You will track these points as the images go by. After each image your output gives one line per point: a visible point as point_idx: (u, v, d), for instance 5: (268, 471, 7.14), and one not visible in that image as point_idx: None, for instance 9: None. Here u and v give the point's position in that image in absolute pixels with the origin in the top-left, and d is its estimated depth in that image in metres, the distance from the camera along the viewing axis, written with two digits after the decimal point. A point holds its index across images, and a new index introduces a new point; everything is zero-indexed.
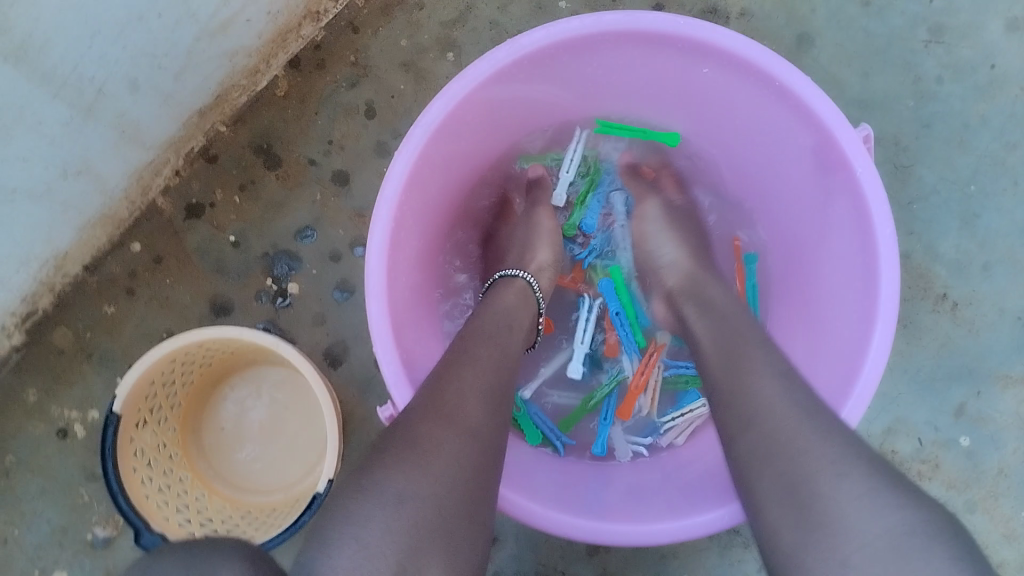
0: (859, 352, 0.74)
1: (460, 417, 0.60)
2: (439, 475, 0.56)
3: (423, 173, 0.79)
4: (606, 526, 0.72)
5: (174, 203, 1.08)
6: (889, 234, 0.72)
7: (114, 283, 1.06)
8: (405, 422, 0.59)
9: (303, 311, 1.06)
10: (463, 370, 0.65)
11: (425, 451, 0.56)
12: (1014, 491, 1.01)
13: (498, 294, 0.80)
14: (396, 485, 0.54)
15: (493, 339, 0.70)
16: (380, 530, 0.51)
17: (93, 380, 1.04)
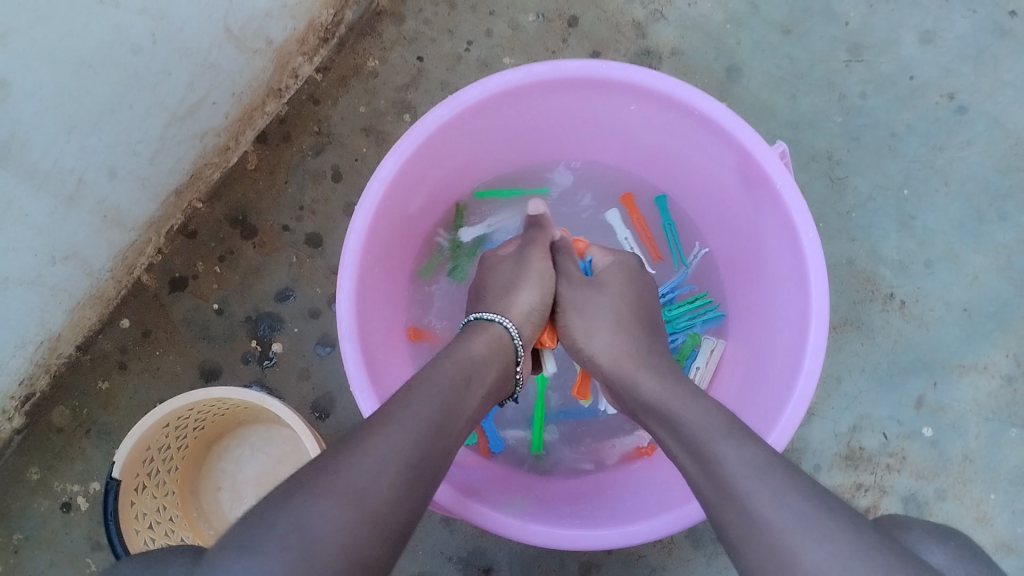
0: (799, 354, 0.78)
1: (361, 493, 0.55)
2: (317, 562, 0.50)
3: (382, 224, 0.85)
4: (569, 532, 0.75)
5: (159, 278, 1.14)
6: (813, 236, 0.78)
7: (107, 358, 1.11)
8: (292, 495, 0.54)
9: (289, 367, 1.11)
10: (377, 437, 0.60)
11: (306, 535, 0.51)
12: (980, 475, 1.03)
13: (467, 344, 0.78)
14: (257, 568, 0.48)
15: (434, 400, 0.66)
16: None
17: (92, 452, 1.08)
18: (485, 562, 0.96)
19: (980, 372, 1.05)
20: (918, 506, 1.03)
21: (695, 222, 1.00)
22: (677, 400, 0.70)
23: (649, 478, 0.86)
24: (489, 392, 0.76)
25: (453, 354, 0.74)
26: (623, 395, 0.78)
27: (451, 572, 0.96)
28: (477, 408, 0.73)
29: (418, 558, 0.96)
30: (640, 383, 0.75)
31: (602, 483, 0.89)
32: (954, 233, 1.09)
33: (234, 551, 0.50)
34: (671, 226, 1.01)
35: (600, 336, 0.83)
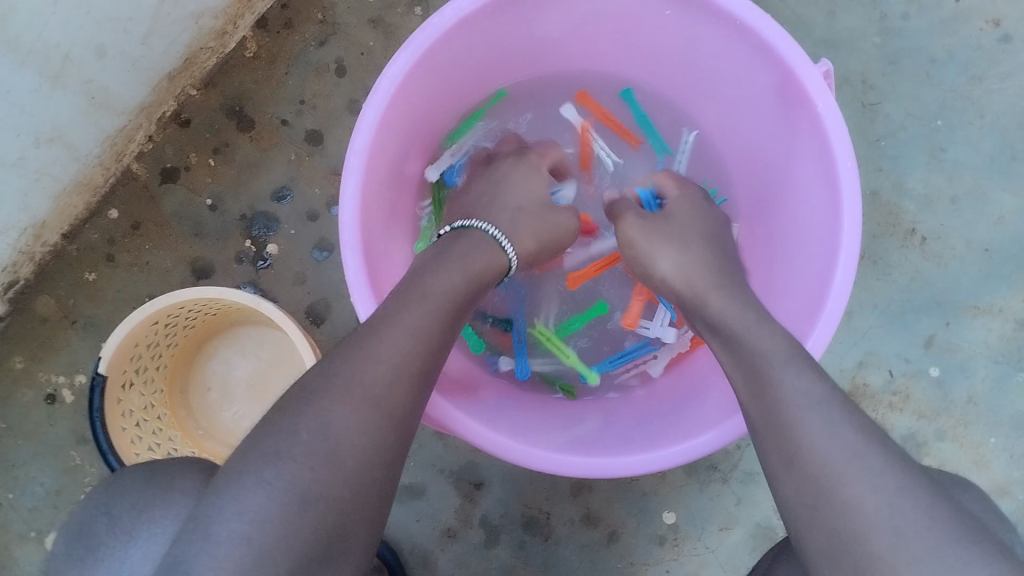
0: (825, 282, 0.74)
1: (375, 400, 0.59)
2: (341, 466, 0.56)
3: (391, 125, 0.79)
4: (572, 459, 0.72)
5: (150, 168, 1.08)
6: (850, 159, 0.72)
7: (95, 249, 1.07)
8: (311, 400, 0.58)
9: (284, 269, 1.07)
10: (385, 343, 0.62)
11: (329, 442, 0.56)
12: (983, 419, 1.00)
13: (465, 246, 0.75)
14: (288, 475, 0.54)
15: (435, 307, 0.67)
16: (261, 520, 0.52)
17: (79, 345, 1.05)
18: (476, 477, 0.95)
19: (993, 315, 1.02)
20: (916, 445, 1.00)
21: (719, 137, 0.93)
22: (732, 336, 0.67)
23: (654, 411, 0.84)
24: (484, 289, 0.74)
25: (458, 258, 0.72)
26: (692, 314, 0.75)
27: (442, 486, 0.95)
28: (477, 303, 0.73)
29: (409, 470, 0.95)
30: (709, 303, 0.73)
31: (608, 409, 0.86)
32: (985, 170, 1.03)
33: (263, 454, 0.55)
34: (644, 119, 0.97)
35: (668, 252, 0.79)
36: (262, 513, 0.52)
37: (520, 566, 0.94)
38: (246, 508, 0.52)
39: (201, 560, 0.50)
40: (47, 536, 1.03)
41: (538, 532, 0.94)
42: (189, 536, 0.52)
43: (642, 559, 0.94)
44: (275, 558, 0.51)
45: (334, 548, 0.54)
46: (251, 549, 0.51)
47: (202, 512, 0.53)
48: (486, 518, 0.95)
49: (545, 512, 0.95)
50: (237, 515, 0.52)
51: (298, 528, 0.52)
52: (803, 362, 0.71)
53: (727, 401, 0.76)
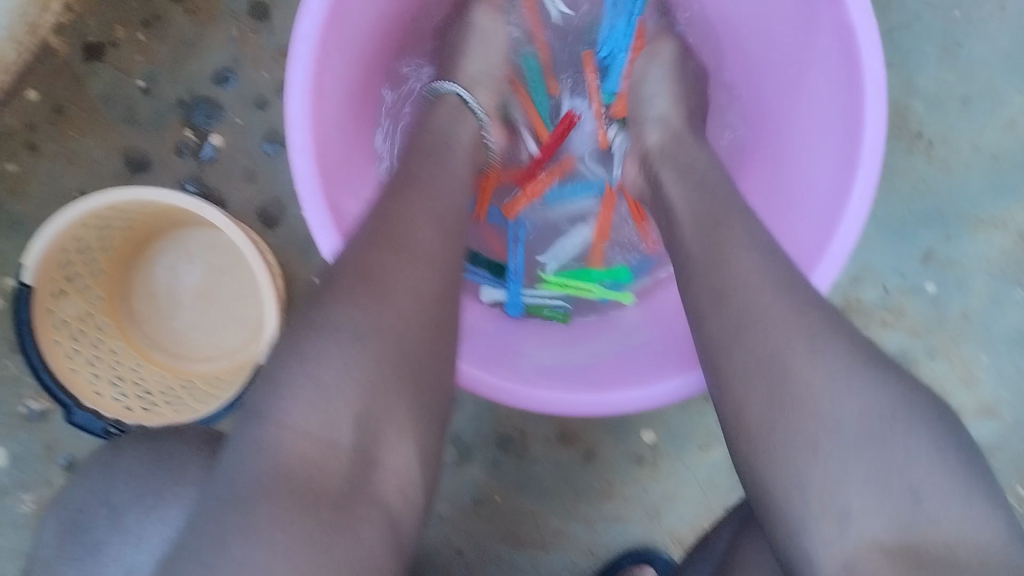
0: (844, 191, 0.67)
1: (415, 248, 0.56)
2: (396, 309, 0.52)
3: (347, 7, 0.68)
4: (570, 396, 0.68)
5: (70, 43, 0.95)
6: (879, 47, 0.64)
7: (14, 137, 0.95)
8: (352, 253, 0.54)
9: (232, 165, 0.96)
10: (412, 199, 0.59)
11: (379, 287, 0.52)
12: (975, 337, 0.97)
13: (459, 114, 0.73)
14: (345, 320, 0.50)
15: (443, 167, 0.64)
16: (328, 365, 0.49)
17: (4, 247, 0.95)
18: None
19: (996, 227, 0.97)
20: (906, 362, 0.97)
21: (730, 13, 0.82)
22: None
23: (635, 337, 0.78)
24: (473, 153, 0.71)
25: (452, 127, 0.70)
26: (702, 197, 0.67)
27: None
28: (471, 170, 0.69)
29: None
30: None
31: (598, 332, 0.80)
32: (1001, 67, 0.95)
33: (311, 308, 0.52)
34: None
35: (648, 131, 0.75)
36: (326, 360, 0.49)
37: (493, 483, 0.91)
38: (313, 355, 0.49)
39: (273, 409, 0.47)
40: None
41: (511, 451, 0.91)
42: (258, 392, 0.49)
43: (619, 478, 0.91)
44: (347, 400, 0.48)
45: (407, 394, 0.51)
46: (322, 396, 0.48)
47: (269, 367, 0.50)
48: (458, 436, 0.91)
49: (520, 430, 0.91)
50: (303, 360, 0.49)
51: (364, 370, 0.49)
52: (818, 284, 0.65)
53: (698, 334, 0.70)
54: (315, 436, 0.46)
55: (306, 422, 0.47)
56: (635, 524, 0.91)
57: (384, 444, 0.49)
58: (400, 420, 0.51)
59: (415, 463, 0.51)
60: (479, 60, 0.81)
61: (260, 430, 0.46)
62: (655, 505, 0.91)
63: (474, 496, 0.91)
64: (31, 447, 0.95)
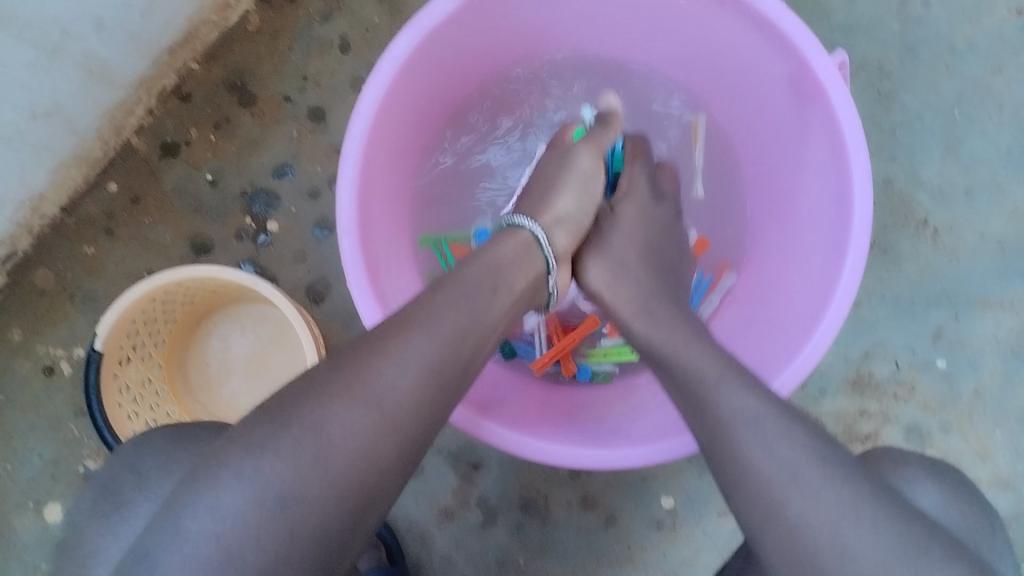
0: (822, 302, 0.72)
1: (379, 399, 0.54)
2: (330, 471, 0.50)
3: (392, 110, 0.78)
4: (595, 452, 0.71)
5: (150, 142, 1.07)
6: (868, 174, 0.71)
7: (93, 222, 1.06)
8: (310, 393, 0.53)
9: (284, 248, 1.05)
10: (402, 343, 0.57)
11: (320, 441, 0.50)
12: (990, 413, 0.99)
13: (496, 249, 0.70)
14: (266, 473, 0.48)
15: (457, 305, 0.62)
16: (232, 522, 0.47)
17: (77, 319, 1.04)
18: (474, 458, 0.94)
19: (1005, 309, 1.00)
20: (921, 437, 0.99)
21: (728, 121, 0.91)
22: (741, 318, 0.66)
23: (658, 398, 0.81)
24: (516, 302, 0.68)
25: (478, 258, 0.67)
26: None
27: (440, 466, 0.94)
28: (502, 318, 0.66)
29: None
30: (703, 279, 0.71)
31: (624, 398, 0.84)
32: (999, 160, 1.02)
33: (242, 450, 0.50)
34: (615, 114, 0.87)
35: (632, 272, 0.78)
36: (235, 514, 0.47)
37: (518, 550, 0.94)
38: (223, 507, 0.47)
39: (165, 563, 0.46)
40: (45, 507, 1.01)
41: (535, 514, 0.94)
42: (162, 532, 0.47)
43: (639, 543, 0.93)
44: (242, 570, 0.46)
45: (309, 568, 0.48)
46: (221, 554, 0.46)
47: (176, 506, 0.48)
48: (484, 499, 0.94)
49: (543, 494, 0.94)
50: (211, 511, 0.47)
51: (270, 536, 0.47)
52: (774, 397, 0.69)
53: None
54: None
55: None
56: None
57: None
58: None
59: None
60: (571, 200, 0.78)
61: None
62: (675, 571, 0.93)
63: (499, 559, 0.93)
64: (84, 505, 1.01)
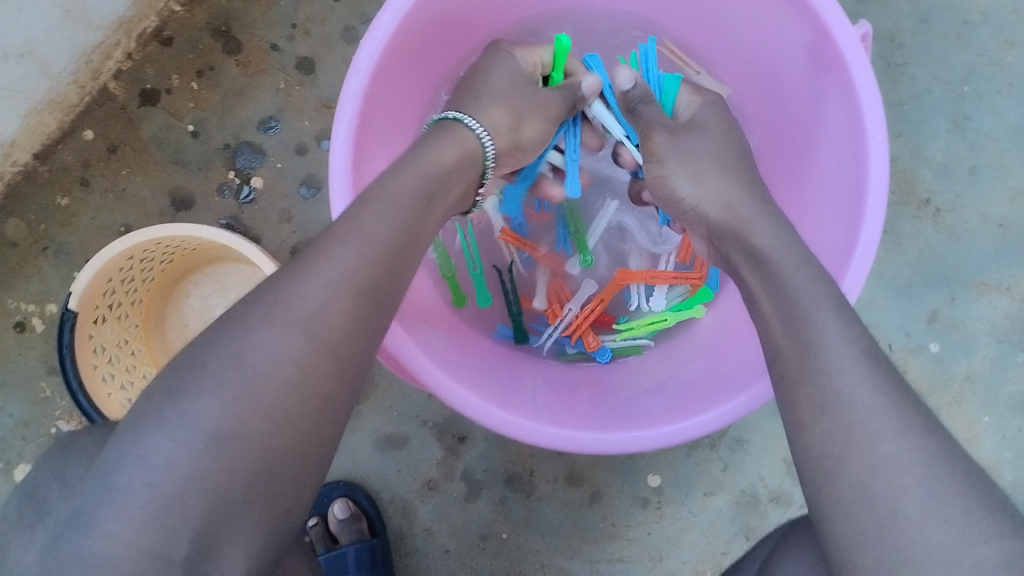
0: (836, 276, 0.70)
1: (305, 320, 0.50)
2: (263, 398, 0.47)
3: (391, 66, 0.73)
4: (583, 436, 0.69)
5: (128, 88, 1.02)
6: (885, 157, 0.68)
7: (68, 172, 1.01)
8: (228, 331, 0.49)
9: (269, 206, 1.01)
10: (324, 259, 0.53)
11: (244, 371, 0.47)
12: (979, 397, 0.99)
13: (435, 152, 0.65)
14: (193, 412, 0.45)
15: (391, 215, 0.58)
16: (165, 465, 0.43)
17: (50, 274, 1.00)
18: (460, 431, 0.93)
19: (1002, 292, 0.99)
20: None
21: (739, 82, 0.87)
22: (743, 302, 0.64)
23: (651, 385, 0.80)
24: (447, 211, 0.66)
25: (418, 162, 0.63)
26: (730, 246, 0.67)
27: (425, 438, 0.93)
28: (435, 229, 0.64)
29: (392, 419, 0.93)
30: None
31: (621, 378, 0.83)
32: (1008, 140, 0.99)
33: (163, 398, 0.46)
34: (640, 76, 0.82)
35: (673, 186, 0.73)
36: (167, 459, 0.43)
37: (501, 524, 0.93)
38: (153, 456, 0.43)
39: (100, 516, 0.41)
40: (14, 468, 0.99)
41: (520, 489, 0.93)
42: (90, 490, 0.43)
43: (624, 521, 0.93)
44: (185, 513, 0.42)
45: (257, 500, 0.45)
46: (158, 500, 0.42)
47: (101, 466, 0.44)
48: (468, 471, 0.93)
49: (529, 469, 0.93)
50: (138, 461, 0.43)
51: (208, 476, 0.43)
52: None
53: (728, 378, 0.73)
54: (142, 552, 0.40)
55: (136, 533, 0.40)
56: (638, 566, 0.93)
57: (220, 564, 0.43)
58: (241, 535, 0.44)
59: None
60: (537, 124, 0.75)
61: (83, 533, 0.40)
62: (658, 549, 0.93)
63: (481, 532, 0.93)
64: None
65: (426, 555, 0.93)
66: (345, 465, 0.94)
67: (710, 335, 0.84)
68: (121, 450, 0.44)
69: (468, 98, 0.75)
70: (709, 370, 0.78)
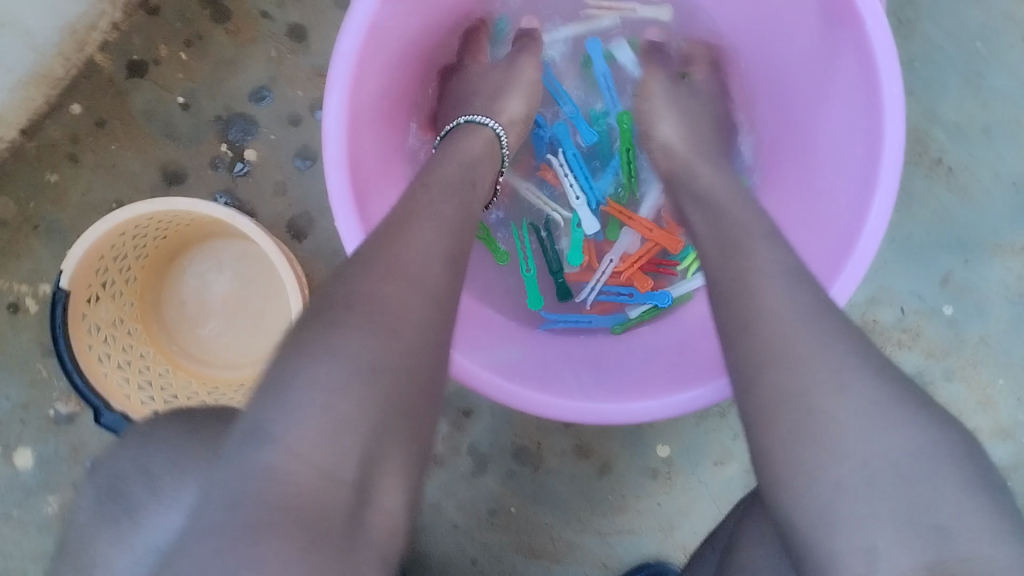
0: (853, 232, 0.68)
1: (419, 279, 0.52)
2: (406, 341, 0.48)
3: (386, 23, 0.70)
4: (591, 405, 0.68)
5: (116, 59, 0.99)
6: (902, 113, 0.65)
7: (56, 148, 0.98)
8: (340, 288, 0.50)
9: (263, 179, 0.99)
10: (425, 223, 0.55)
11: (387, 312, 0.48)
12: (994, 360, 0.97)
13: (464, 146, 0.69)
14: (350, 344, 0.46)
15: (451, 197, 0.61)
16: (333, 391, 0.44)
17: (43, 252, 0.98)
18: (465, 404, 0.92)
19: (1016, 253, 0.97)
20: (922, 384, 0.97)
21: (749, 40, 0.84)
22: None
23: (654, 350, 0.79)
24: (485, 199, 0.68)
25: (456, 154, 0.67)
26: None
27: None
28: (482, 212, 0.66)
29: None
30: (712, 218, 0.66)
31: (621, 343, 0.82)
32: None
33: (317, 330, 0.47)
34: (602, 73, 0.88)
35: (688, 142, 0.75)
36: (335, 385, 0.44)
37: (509, 498, 0.92)
38: (323, 378, 0.44)
39: (279, 428, 0.42)
40: (15, 450, 0.97)
41: (527, 461, 0.92)
42: (263, 403, 0.44)
43: (633, 490, 0.92)
44: (353, 435, 0.43)
45: (406, 433, 0.46)
46: (331, 422, 0.43)
47: (266, 388, 0.44)
48: (474, 445, 0.92)
49: (536, 442, 0.92)
50: (310, 383, 0.44)
51: (370, 404, 0.44)
52: (841, 288, 0.65)
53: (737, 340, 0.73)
54: (322, 471, 0.41)
55: (313, 450, 0.42)
56: (648, 537, 0.92)
57: (380, 485, 0.44)
58: (396, 462, 0.45)
59: (401, 509, 0.46)
60: (522, 104, 0.79)
61: (252, 457, 0.41)
62: (669, 519, 0.91)
63: (489, 505, 0.92)
64: (58, 446, 0.97)
65: (435, 531, 0.92)
66: None
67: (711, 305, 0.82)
68: (289, 372, 0.44)
69: None
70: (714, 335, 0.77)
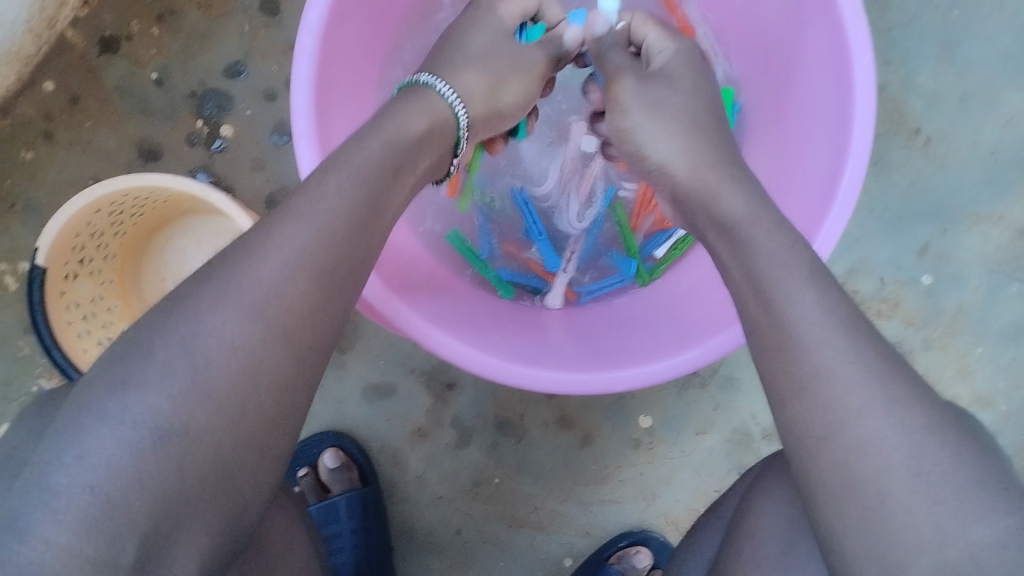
0: (828, 195, 0.68)
1: (264, 305, 0.49)
2: (214, 389, 0.46)
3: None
4: (563, 376, 0.68)
5: (87, 35, 0.97)
6: (872, 81, 0.66)
7: (29, 125, 0.97)
8: (175, 311, 0.48)
9: (240, 154, 0.98)
10: (280, 233, 0.51)
11: (195, 358, 0.46)
12: (971, 329, 0.98)
13: (402, 120, 0.63)
14: (139, 402, 0.44)
15: (355, 188, 0.56)
16: (108, 470, 0.42)
17: (18, 231, 0.97)
18: (448, 378, 0.92)
19: (993, 223, 0.98)
20: (901, 353, 0.98)
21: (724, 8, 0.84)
22: (724, 220, 0.61)
23: (633, 323, 0.79)
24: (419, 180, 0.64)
25: (383, 129, 0.61)
26: (694, 209, 0.65)
27: (412, 386, 0.92)
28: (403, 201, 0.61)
29: (378, 370, 0.91)
30: (694, 186, 0.66)
31: (597, 318, 0.82)
32: (1000, 67, 0.96)
33: (104, 389, 0.45)
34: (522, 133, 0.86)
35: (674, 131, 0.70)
36: (109, 461, 0.42)
37: (493, 474, 0.92)
38: (94, 458, 0.42)
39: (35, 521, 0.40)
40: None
41: (511, 435, 0.92)
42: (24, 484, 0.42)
43: (616, 462, 0.93)
44: (130, 516, 0.42)
45: (208, 498, 0.45)
46: (101, 504, 0.41)
47: (41, 449, 0.43)
48: (457, 421, 0.92)
49: (519, 414, 0.92)
50: (76, 463, 0.42)
51: (153, 477, 0.43)
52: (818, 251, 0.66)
53: (722, 308, 0.72)
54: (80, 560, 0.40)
55: (73, 540, 0.40)
56: (631, 507, 0.92)
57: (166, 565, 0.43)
58: (194, 534, 0.45)
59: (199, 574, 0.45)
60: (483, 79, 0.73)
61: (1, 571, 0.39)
62: (651, 490, 0.92)
63: (473, 480, 0.92)
64: None
65: (420, 502, 0.93)
66: (332, 416, 0.92)
67: (689, 274, 0.82)
68: (64, 445, 0.42)
69: (445, 44, 0.76)
70: (695, 303, 0.77)
